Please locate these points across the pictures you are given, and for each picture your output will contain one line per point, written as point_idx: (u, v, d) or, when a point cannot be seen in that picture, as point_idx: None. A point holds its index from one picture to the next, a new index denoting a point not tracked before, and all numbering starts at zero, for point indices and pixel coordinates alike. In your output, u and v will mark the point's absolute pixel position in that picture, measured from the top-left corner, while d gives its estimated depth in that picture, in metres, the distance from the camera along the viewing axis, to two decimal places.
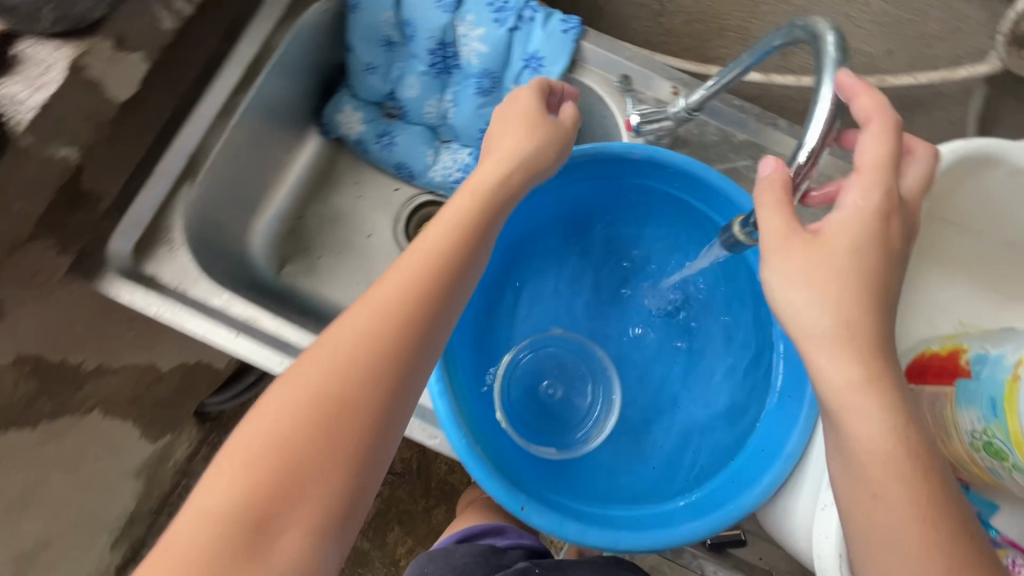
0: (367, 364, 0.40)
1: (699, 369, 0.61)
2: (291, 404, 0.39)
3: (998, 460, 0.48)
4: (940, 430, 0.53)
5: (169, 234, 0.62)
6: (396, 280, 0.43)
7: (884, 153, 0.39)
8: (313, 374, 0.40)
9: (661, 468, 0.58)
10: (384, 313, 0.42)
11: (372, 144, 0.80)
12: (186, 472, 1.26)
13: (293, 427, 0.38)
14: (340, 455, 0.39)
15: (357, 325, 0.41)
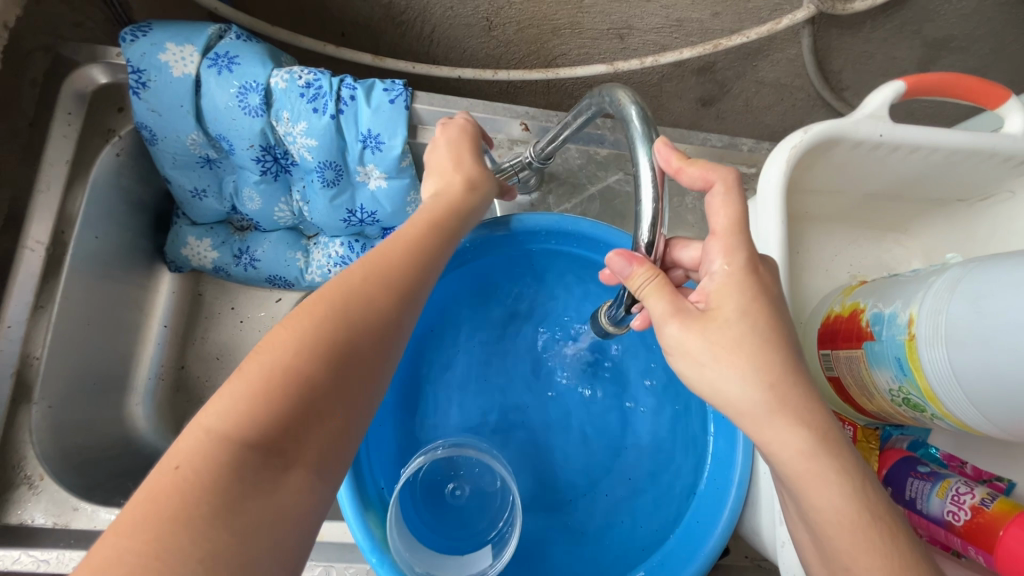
0: (299, 387, 0.32)
1: (638, 421, 0.57)
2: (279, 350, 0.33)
3: (919, 411, 0.51)
4: (861, 389, 0.55)
5: (24, 471, 0.53)
6: (326, 294, 0.36)
7: (736, 213, 0.37)
8: (228, 400, 0.31)
9: (620, 531, 0.53)
10: (315, 322, 0.34)
11: (232, 266, 0.72)
12: None
13: (201, 471, 0.28)
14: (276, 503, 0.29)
15: (283, 340, 0.33)
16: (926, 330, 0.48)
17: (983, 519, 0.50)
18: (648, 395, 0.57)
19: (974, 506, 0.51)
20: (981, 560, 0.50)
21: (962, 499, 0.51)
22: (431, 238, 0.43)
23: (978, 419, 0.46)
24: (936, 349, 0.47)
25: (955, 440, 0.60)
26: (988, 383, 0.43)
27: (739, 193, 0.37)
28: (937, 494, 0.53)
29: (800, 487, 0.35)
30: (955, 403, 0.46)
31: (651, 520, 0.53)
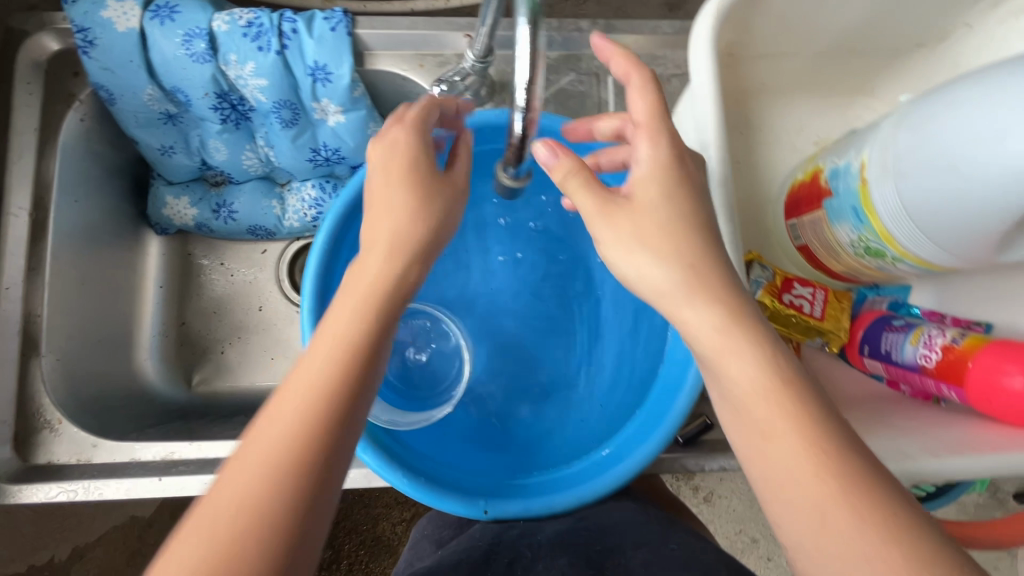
0: (305, 458, 0.32)
1: (608, 322, 0.58)
2: (279, 419, 0.33)
3: (881, 258, 0.51)
4: (828, 250, 0.55)
5: (44, 417, 0.57)
6: (265, 450, 0.31)
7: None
8: (229, 496, 0.30)
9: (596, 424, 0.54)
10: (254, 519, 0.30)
11: (213, 221, 0.75)
12: None
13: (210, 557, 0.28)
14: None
15: (278, 418, 0.33)
16: (875, 170, 0.47)
17: (956, 357, 0.50)
18: (618, 295, 0.58)
19: (946, 346, 0.51)
20: (955, 398, 0.51)
21: (934, 342, 0.52)
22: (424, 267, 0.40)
23: (935, 252, 0.46)
24: (886, 187, 0.46)
25: (937, 295, 0.59)
26: (936, 208, 0.43)
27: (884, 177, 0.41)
28: (910, 341, 0.53)
29: (679, 291, 0.36)
30: (910, 239, 0.46)
31: (623, 409, 0.54)
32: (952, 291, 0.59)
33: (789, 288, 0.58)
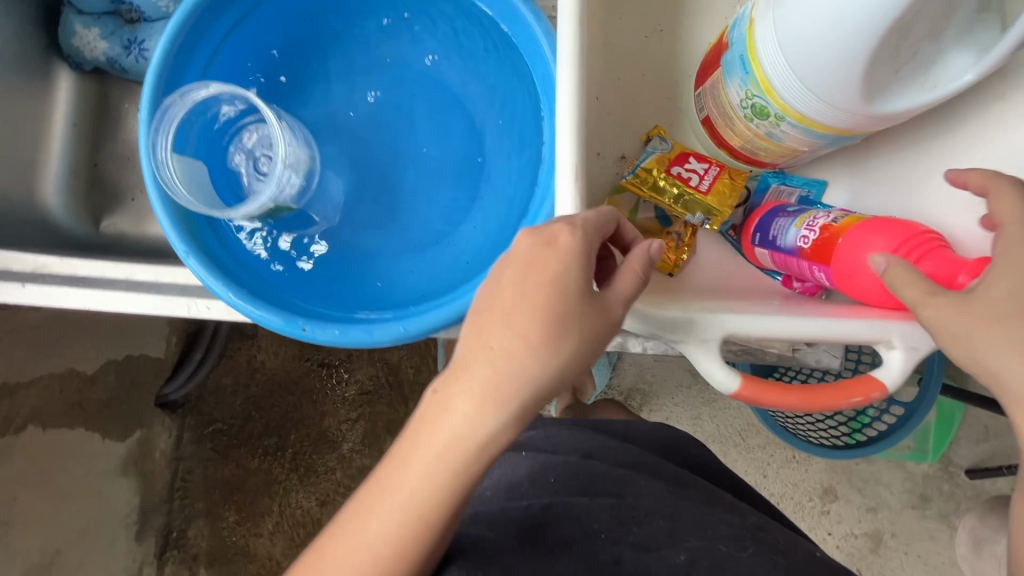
0: (449, 501, 0.39)
1: (491, 175, 0.60)
2: (414, 476, 0.39)
3: (766, 120, 0.46)
4: (724, 120, 0.51)
5: None
6: (385, 532, 0.39)
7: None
8: (385, 511, 0.39)
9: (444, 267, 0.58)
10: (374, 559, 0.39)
11: (124, 58, 0.72)
12: (179, 456, 1.41)
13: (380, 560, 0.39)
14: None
15: (413, 483, 0.39)
16: (762, 6, 0.43)
17: (830, 236, 0.46)
18: (503, 145, 0.61)
19: (825, 225, 0.47)
20: (825, 283, 0.48)
21: (816, 223, 0.48)
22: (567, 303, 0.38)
23: (812, 100, 0.42)
24: (771, 22, 0.42)
25: (849, 190, 0.55)
26: (812, 34, 0.38)
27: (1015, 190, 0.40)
28: (794, 225, 0.50)
29: None
30: (789, 84, 0.42)
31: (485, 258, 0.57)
32: (866, 187, 0.55)
33: (679, 162, 0.54)
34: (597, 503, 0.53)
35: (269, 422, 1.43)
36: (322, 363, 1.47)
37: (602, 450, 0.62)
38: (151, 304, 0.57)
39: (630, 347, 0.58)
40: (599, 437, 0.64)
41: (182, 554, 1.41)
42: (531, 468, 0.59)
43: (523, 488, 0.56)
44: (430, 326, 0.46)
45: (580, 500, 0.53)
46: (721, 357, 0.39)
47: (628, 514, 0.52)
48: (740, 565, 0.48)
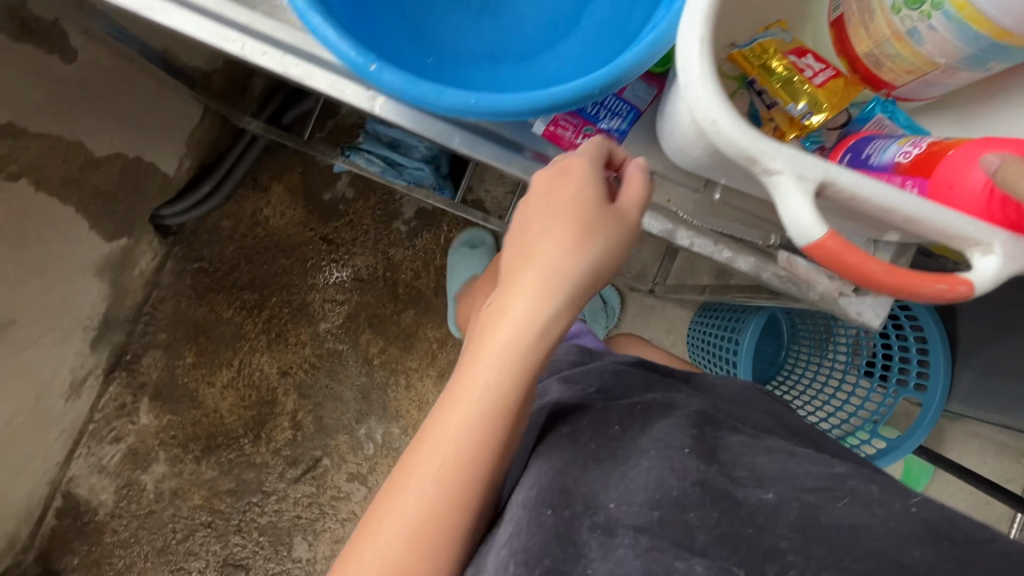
0: (499, 416, 0.47)
1: (595, 6, 0.52)
2: (472, 405, 0.47)
3: (917, 9, 0.43)
4: (862, 15, 0.47)
5: None
6: (448, 484, 0.47)
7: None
8: (443, 478, 0.47)
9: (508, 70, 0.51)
10: (456, 469, 0.47)
11: None
12: (155, 282, 1.39)
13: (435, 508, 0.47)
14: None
15: (470, 410, 0.47)
16: None
17: (940, 149, 0.42)
18: None
19: (934, 142, 0.43)
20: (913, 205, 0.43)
21: (923, 141, 0.44)
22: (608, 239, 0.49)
23: None
24: None
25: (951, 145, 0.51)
26: None
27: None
28: (897, 142, 0.46)
29: None
30: None
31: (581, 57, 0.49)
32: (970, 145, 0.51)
33: (798, 54, 0.50)
34: (677, 433, 0.56)
35: (255, 277, 1.43)
36: (324, 238, 1.43)
37: (647, 386, 0.69)
38: (204, 30, 0.53)
39: (676, 238, 0.56)
40: (658, 378, 0.71)
41: (131, 378, 1.40)
42: (610, 379, 0.70)
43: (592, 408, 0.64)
44: (512, 107, 0.42)
45: (660, 431, 0.57)
46: (813, 201, 0.35)
47: (711, 456, 0.54)
48: (835, 516, 0.48)
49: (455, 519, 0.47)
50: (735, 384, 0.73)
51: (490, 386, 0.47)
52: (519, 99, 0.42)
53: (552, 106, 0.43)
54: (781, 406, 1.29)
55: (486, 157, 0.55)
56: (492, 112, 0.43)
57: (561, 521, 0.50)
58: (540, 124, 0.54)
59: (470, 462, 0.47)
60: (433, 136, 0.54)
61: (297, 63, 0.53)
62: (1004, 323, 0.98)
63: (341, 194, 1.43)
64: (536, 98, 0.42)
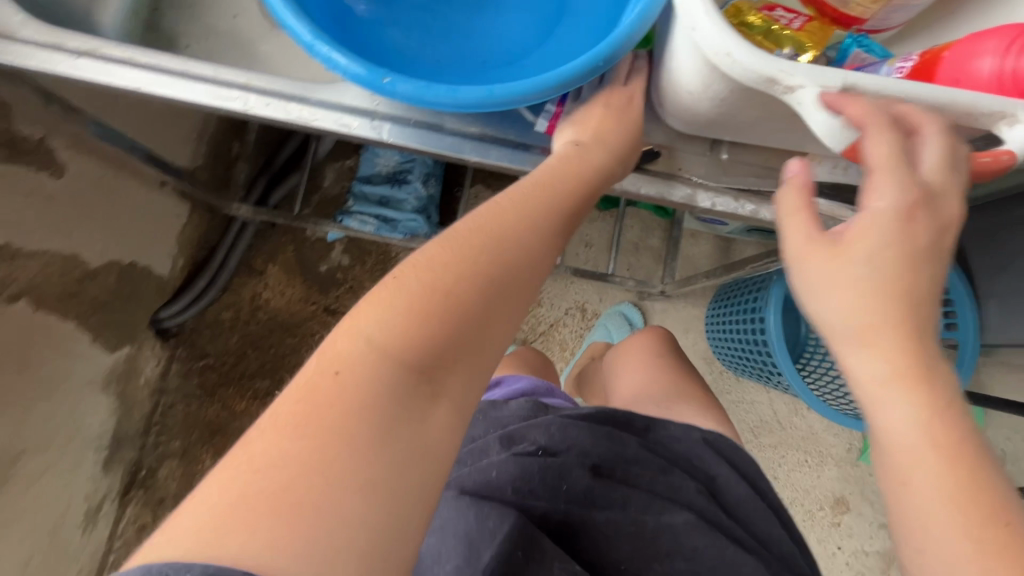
0: (426, 336, 0.44)
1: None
2: (388, 318, 0.44)
3: None
4: None
5: None
6: (347, 394, 0.40)
7: (899, 149, 0.40)
8: (342, 377, 0.41)
9: (501, 68, 0.52)
10: (419, 313, 0.44)
11: None
12: (162, 388, 1.35)
13: (335, 413, 0.40)
14: (400, 451, 0.40)
15: (384, 321, 0.44)
16: None
17: (934, 55, 0.44)
18: None
19: (925, 52, 0.45)
20: None
21: (913, 55, 0.46)
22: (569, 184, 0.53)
23: None
24: None
25: None
26: None
27: (902, 128, 0.40)
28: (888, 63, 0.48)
29: None
30: None
31: (569, 51, 0.52)
32: None
33: (768, 9, 0.53)
34: (619, 534, 0.61)
35: (264, 363, 1.39)
36: (328, 309, 1.42)
37: (611, 447, 0.68)
38: (209, 95, 0.55)
39: (698, 202, 0.57)
40: (609, 429, 0.70)
41: (148, 496, 1.32)
42: (555, 434, 0.69)
43: (533, 485, 0.63)
44: (527, 91, 0.43)
45: (604, 526, 0.61)
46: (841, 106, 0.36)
47: (650, 548, 0.60)
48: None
49: (407, 374, 0.42)
50: (680, 433, 0.74)
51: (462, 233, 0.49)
52: (533, 81, 0.43)
53: (563, 84, 0.44)
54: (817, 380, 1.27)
55: (498, 161, 0.56)
56: (508, 100, 0.44)
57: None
58: (542, 123, 0.56)
59: (380, 376, 0.42)
60: (444, 151, 0.55)
61: (304, 108, 0.54)
62: (1011, 245, 1.00)
63: (337, 262, 1.43)
64: (547, 79, 0.44)
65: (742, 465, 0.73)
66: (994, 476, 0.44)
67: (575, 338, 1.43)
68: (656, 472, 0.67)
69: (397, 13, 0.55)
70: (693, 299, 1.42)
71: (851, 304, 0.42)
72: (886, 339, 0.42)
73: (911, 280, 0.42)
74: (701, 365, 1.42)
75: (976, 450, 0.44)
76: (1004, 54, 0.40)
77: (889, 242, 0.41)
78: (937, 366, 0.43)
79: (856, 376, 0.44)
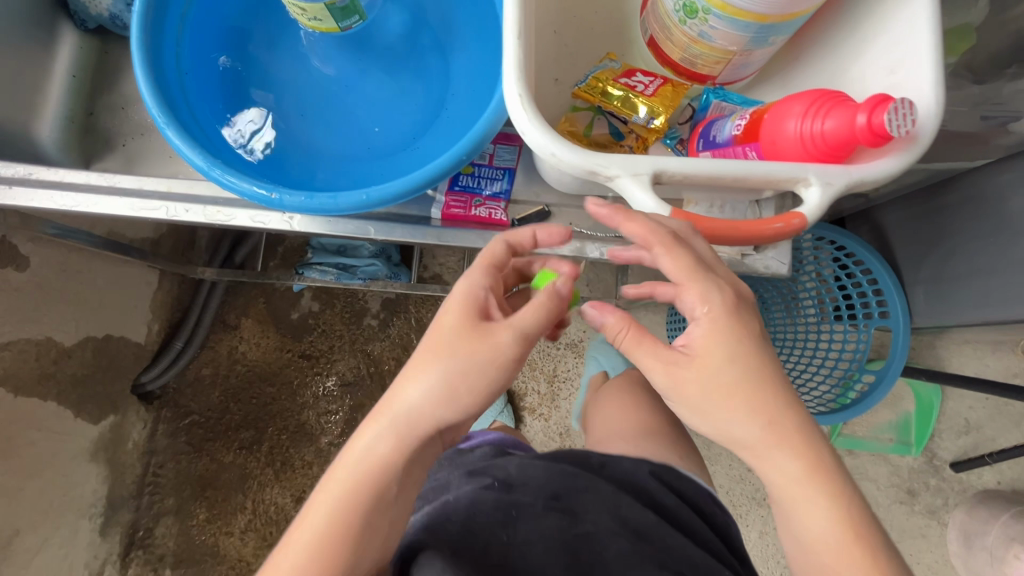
0: (378, 484, 0.54)
1: (455, 84, 0.62)
2: (344, 474, 0.54)
3: (696, 17, 0.52)
4: (664, 33, 0.57)
5: None
6: (319, 541, 0.52)
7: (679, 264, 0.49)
8: (321, 520, 0.53)
9: (397, 156, 0.60)
10: (381, 462, 0.54)
11: (125, 14, 0.79)
12: (152, 448, 1.41)
13: (321, 538, 0.52)
14: (348, 564, 0.53)
15: (343, 480, 0.54)
16: None
17: (759, 116, 0.49)
18: (462, 45, 0.63)
19: (754, 112, 0.50)
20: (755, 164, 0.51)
21: (747, 113, 0.51)
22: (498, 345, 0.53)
23: None
24: None
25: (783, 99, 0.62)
26: None
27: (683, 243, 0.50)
28: (731, 119, 0.53)
29: None
30: None
31: (447, 142, 0.59)
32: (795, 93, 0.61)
33: (627, 75, 0.59)
34: (556, 555, 0.64)
35: (246, 414, 1.44)
36: (303, 354, 1.47)
37: (564, 481, 0.72)
38: (132, 207, 0.60)
39: (587, 252, 0.63)
40: (565, 466, 0.73)
41: (148, 554, 1.37)
42: (514, 471, 0.73)
43: (481, 515, 0.66)
44: (397, 190, 0.50)
45: (541, 550, 0.64)
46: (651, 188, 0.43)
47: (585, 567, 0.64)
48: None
49: (356, 522, 0.53)
50: (637, 469, 0.77)
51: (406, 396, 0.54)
52: (401, 182, 0.50)
53: (431, 180, 0.50)
54: None
55: (403, 236, 0.62)
56: (384, 199, 0.50)
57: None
58: (437, 212, 0.62)
59: (336, 532, 0.52)
60: (351, 234, 0.61)
61: (224, 210, 0.60)
62: (931, 232, 1.05)
63: (307, 308, 1.48)
64: (415, 178, 0.50)
65: (690, 493, 0.78)
66: (864, 509, 0.53)
67: (544, 356, 1.48)
68: (609, 499, 0.70)
69: (298, 120, 0.62)
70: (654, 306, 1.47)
71: (740, 421, 0.51)
72: (763, 414, 0.51)
73: (763, 357, 0.51)
74: None
75: (851, 497, 0.53)
76: (805, 117, 0.45)
77: (741, 342, 0.50)
78: (803, 427, 0.53)
79: (752, 449, 0.53)
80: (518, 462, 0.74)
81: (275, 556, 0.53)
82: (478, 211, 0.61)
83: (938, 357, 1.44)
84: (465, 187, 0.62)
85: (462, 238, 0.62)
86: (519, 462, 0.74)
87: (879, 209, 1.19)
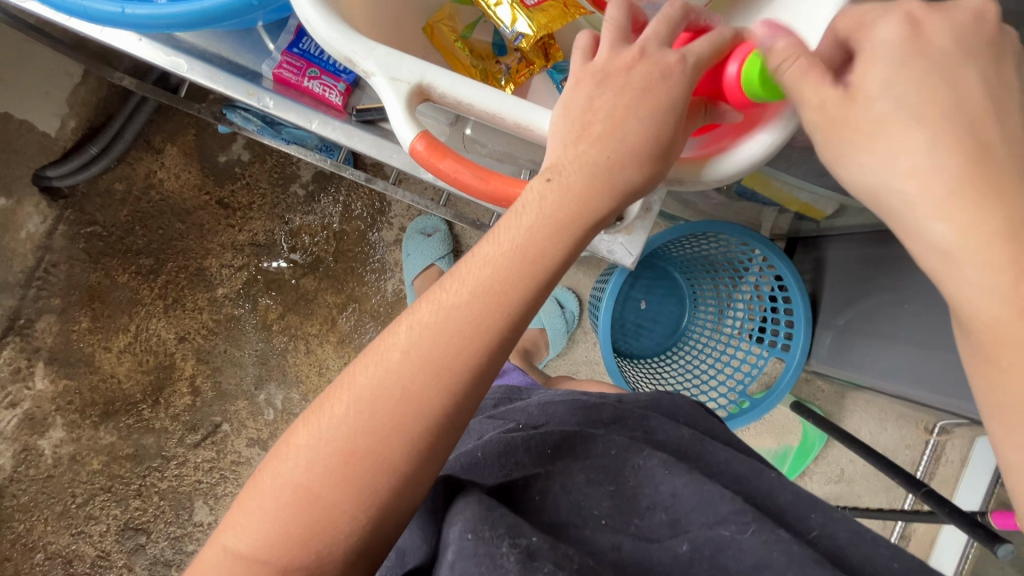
0: (395, 410, 0.45)
1: None
2: (339, 408, 0.45)
3: None
4: None
5: None
6: (315, 486, 0.44)
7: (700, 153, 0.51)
8: (307, 464, 0.45)
9: None
10: (429, 372, 0.45)
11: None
12: (47, 246, 1.37)
13: (318, 486, 0.44)
14: (368, 487, 0.44)
15: (333, 415, 0.46)
16: None
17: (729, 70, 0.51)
18: None
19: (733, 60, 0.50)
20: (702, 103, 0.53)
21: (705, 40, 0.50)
22: (602, 211, 0.47)
23: None
24: None
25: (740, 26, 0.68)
26: None
27: (573, 120, 0.48)
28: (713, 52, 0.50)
29: None
30: None
31: None
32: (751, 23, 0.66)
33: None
34: (598, 490, 0.58)
35: (150, 242, 1.40)
36: (220, 202, 1.40)
37: (586, 413, 0.71)
38: None
39: (420, 171, 0.65)
40: (585, 403, 0.72)
41: (25, 343, 1.38)
42: (534, 412, 0.72)
43: (516, 458, 0.62)
44: (147, 21, 0.50)
45: (581, 484, 0.59)
46: (408, 91, 0.49)
47: (629, 505, 0.58)
48: (742, 549, 0.51)
49: (384, 452, 0.44)
50: (645, 394, 0.76)
51: (453, 302, 0.46)
52: (153, 13, 0.50)
53: (188, 22, 0.51)
54: (656, 371, 1.31)
55: (214, 83, 0.61)
56: (137, 24, 0.51)
57: (480, 543, 0.48)
58: (268, 72, 0.62)
59: (346, 471, 0.44)
60: (165, 67, 0.61)
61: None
62: (871, 277, 0.97)
63: (236, 156, 1.40)
64: (164, 15, 0.50)
65: (721, 434, 0.73)
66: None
67: None
68: (633, 424, 0.68)
69: None
70: (584, 266, 1.40)
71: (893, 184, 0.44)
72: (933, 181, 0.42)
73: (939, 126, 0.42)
74: (579, 332, 1.43)
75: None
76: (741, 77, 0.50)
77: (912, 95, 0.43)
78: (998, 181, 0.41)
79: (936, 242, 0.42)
80: (558, 404, 0.72)
81: (259, 498, 0.45)
82: (312, 84, 0.63)
83: (842, 406, 1.41)
84: (305, 53, 0.62)
85: (286, 108, 0.63)
86: (557, 404, 0.72)
87: (835, 238, 1.09)
